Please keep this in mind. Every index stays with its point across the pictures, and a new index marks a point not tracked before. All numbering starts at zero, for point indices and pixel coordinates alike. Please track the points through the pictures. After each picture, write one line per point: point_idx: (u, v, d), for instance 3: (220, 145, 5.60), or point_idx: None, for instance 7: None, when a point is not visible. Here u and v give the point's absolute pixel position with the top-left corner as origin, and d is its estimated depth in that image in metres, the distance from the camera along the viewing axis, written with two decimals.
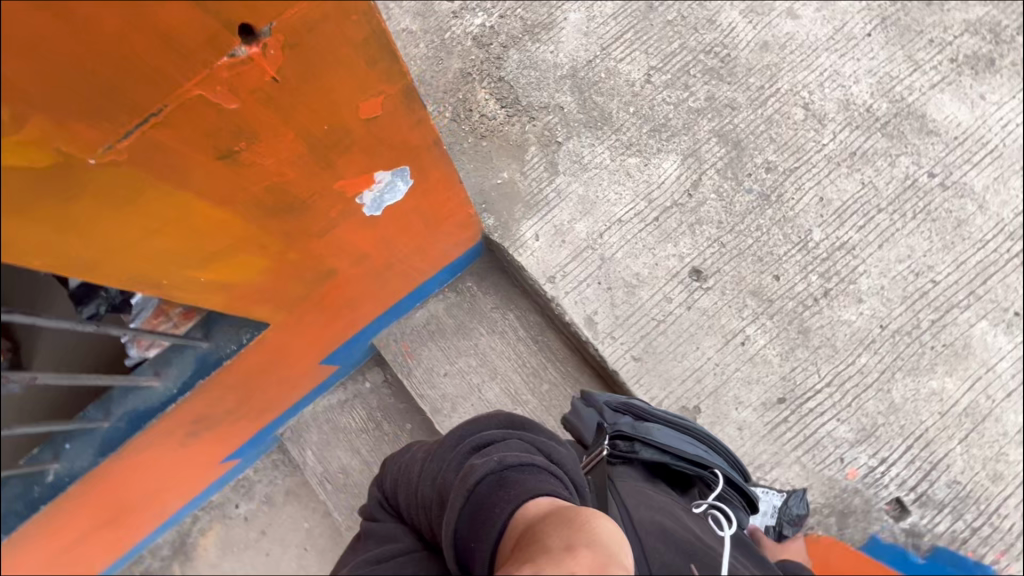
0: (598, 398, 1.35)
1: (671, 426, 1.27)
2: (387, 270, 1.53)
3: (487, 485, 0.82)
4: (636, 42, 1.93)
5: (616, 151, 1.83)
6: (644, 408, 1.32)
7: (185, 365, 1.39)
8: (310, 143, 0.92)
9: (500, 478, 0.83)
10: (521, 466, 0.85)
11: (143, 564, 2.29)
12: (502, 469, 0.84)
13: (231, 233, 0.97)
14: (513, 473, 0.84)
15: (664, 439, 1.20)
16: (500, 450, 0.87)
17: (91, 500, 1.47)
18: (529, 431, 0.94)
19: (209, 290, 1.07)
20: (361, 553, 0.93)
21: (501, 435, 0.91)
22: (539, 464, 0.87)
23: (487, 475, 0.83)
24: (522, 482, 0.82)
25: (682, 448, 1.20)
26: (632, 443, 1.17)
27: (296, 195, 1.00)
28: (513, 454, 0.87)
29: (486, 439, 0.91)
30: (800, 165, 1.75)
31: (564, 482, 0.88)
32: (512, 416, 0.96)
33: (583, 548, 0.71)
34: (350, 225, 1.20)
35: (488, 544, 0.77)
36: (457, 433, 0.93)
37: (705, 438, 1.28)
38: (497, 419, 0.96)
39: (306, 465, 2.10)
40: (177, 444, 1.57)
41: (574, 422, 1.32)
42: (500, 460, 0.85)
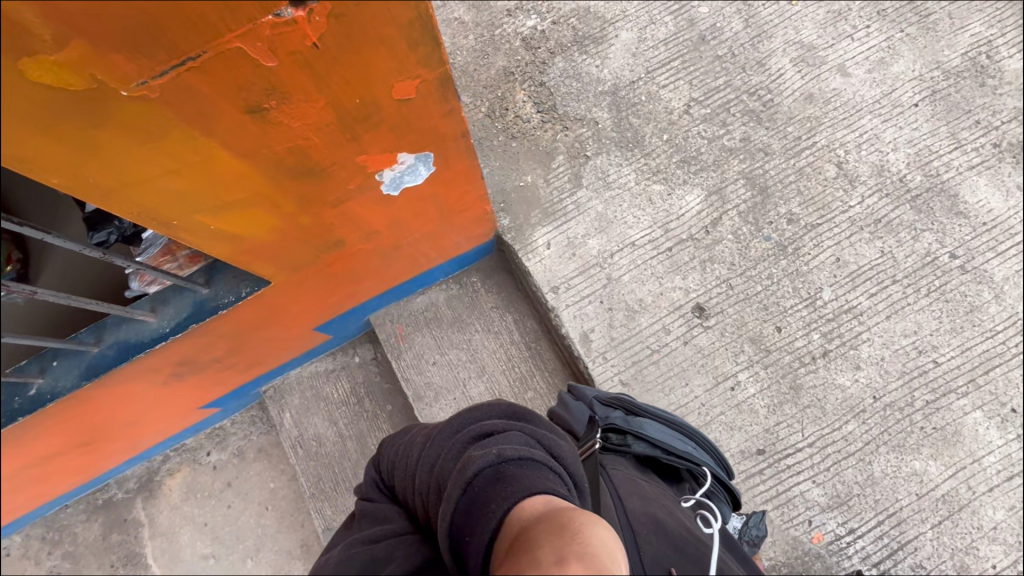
0: (586, 392, 1.28)
1: (661, 421, 1.19)
2: (396, 250, 1.54)
3: (484, 479, 0.78)
4: (682, 71, 1.92)
5: (642, 175, 1.83)
6: (635, 402, 1.23)
7: (181, 307, 1.41)
8: (339, 113, 0.93)
9: (496, 472, 0.78)
10: (520, 460, 0.80)
11: (109, 493, 2.33)
12: (500, 462, 0.79)
13: (248, 187, 0.98)
14: (512, 468, 0.79)
15: (656, 433, 1.13)
16: (500, 441, 0.82)
17: (63, 421, 1.48)
18: (530, 421, 0.88)
19: (217, 238, 1.08)
20: (354, 532, 0.89)
21: (502, 426, 0.85)
22: (540, 459, 0.82)
23: (485, 468, 0.79)
24: (519, 478, 0.78)
25: (673, 445, 1.13)
26: (624, 436, 1.11)
27: (317, 161, 1.01)
28: (513, 447, 0.82)
29: (486, 428, 0.85)
30: (823, 223, 1.73)
31: (564, 478, 0.83)
32: (515, 405, 0.90)
33: (574, 562, 0.67)
34: (365, 199, 1.21)
35: (483, 539, 0.74)
36: (458, 419, 0.88)
37: (693, 433, 1.20)
38: (498, 405, 0.90)
39: (282, 427, 2.11)
40: (160, 381, 1.59)
41: (562, 414, 1.24)
42: (499, 453, 0.80)
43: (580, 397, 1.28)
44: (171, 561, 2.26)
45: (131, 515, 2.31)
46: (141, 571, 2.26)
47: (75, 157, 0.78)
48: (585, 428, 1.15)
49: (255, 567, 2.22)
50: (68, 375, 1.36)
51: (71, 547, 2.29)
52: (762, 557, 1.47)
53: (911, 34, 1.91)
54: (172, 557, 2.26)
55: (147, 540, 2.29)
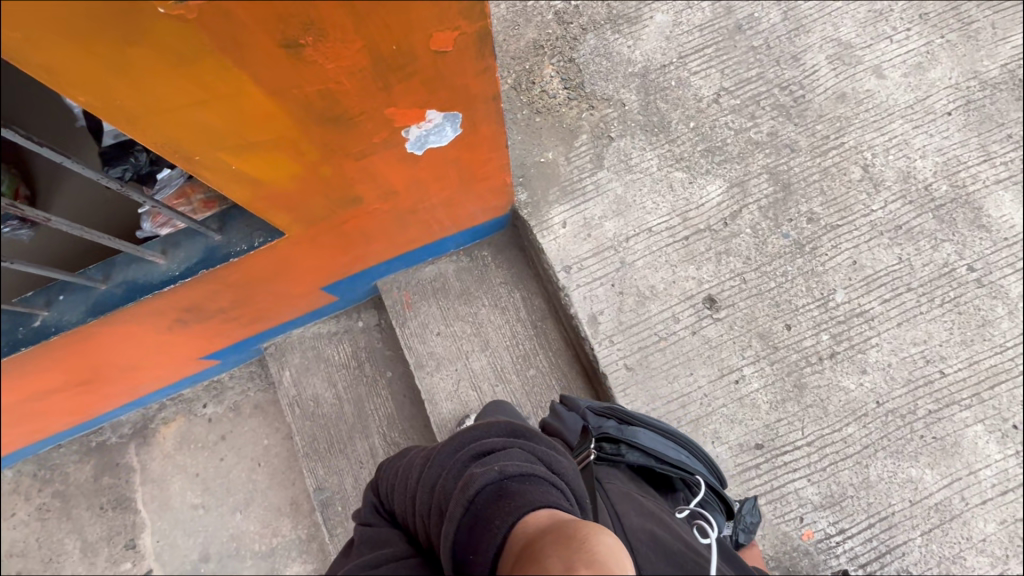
0: (578, 402, 1.30)
1: (654, 428, 1.23)
2: (411, 214, 1.53)
3: (486, 496, 0.81)
4: (715, 59, 1.89)
5: (665, 161, 1.80)
6: (628, 410, 1.26)
7: (192, 251, 1.38)
8: (374, 58, 0.90)
9: (499, 488, 0.81)
10: (522, 476, 0.83)
11: (103, 436, 2.34)
12: (502, 479, 0.82)
13: (274, 128, 0.96)
14: (514, 484, 0.82)
15: (649, 441, 1.17)
16: (501, 459, 0.86)
17: (65, 355, 1.50)
18: (530, 439, 0.91)
19: (237, 179, 1.06)
20: (354, 558, 0.94)
21: (502, 443, 0.89)
22: (541, 475, 0.85)
23: (487, 485, 0.81)
24: (523, 492, 0.81)
25: (665, 452, 1.18)
26: (618, 445, 1.16)
27: (346, 108, 0.98)
28: (514, 464, 0.85)
29: (486, 447, 0.88)
30: (843, 224, 1.71)
31: (565, 493, 0.86)
32: (513, 424, 0.93)
33: (583, 568, 0.69)
34: (388, 155, 1.19)
35: (488, 556, 0.76)
36: (456, 438, 0.90)
37: (687, 441, 1.24)
38: (496, 424, 0.93)
39: (280, 384, 2.12)
40: (164, 326, 1.59)
41: (554, 424, 1.24)
42: (501, 470, 0.83)
43: (573, 408, 1.30)
44: (161, 508, 2.28)
45: (123, 460, 2.32)
46: (130, 515, 2.28)
47: (102, 70, 0.75)
48: (579, 438, 1.17)
49: (244, 520, 2.24)
50: (73, 310, 1.37)
51: (62, 486, 2.31)
52: None
53: (952, 41, 1.87)
54: (161, 504, 2.28)
55: (138, 486, 2.30)
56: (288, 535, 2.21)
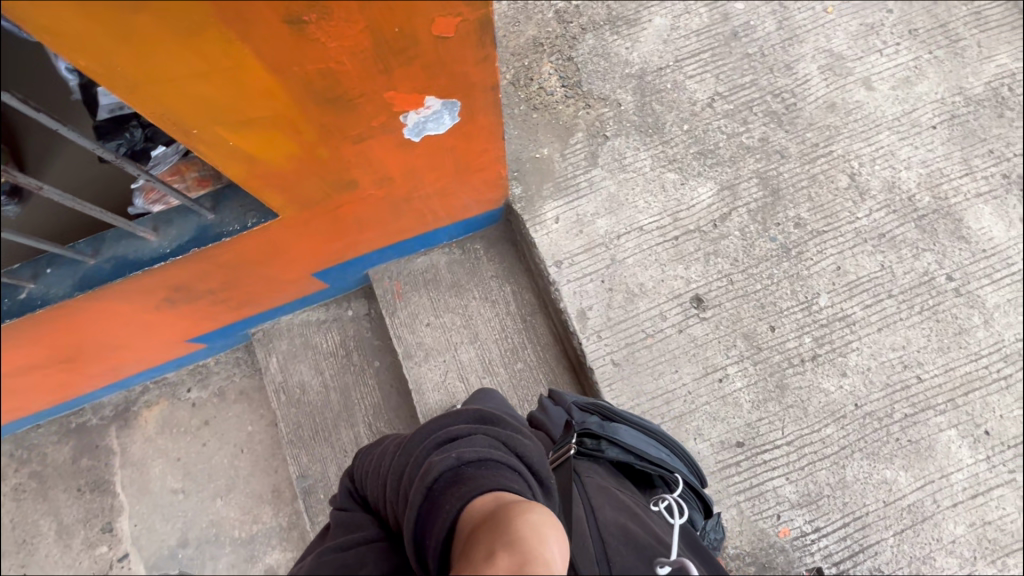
0: (566, 396, 1.35)
1: (636, 425, 1.23)
2: (406, 202, 1.54)
3: (442, 482, 0.82)
4: (710, 64, 1.92)
5: (658, 162, 1.83)
6: (613, 407, 1.26)
7: (184, 229, 1.39)
8: (376, 41, 0.91)
9: (455, 473, 0.82)
10: (479, 462, 0.84)
11: (84, 418, 2.32)
12: (459, 465, 0.83)
13: (274, 106, 0.97)
14: (470, 469, 0.83)
15: (630, 438, 1.17)
16: (461, 446, 0.87)
17: (49, 330, 1.49)
18: (496, 425, 0.93)
19: (234, 156, 1.07)
20: (328, 541, 0.95)
21: (467, 430, 0.90)
22: (499, 459, 0.85)
23: (444, 471, 0.83)
24: (475, 477, 0.82)
25: (648, 450, 1.18)
26: (599, 441, 1.14)
27: (346, 90, 1.00)
28: (474, 450, 0.86)
29: (450, 433, 0.90)
30: (829, 230, 1.75)
31: (526, 476, 0.86)
32: (481, 410, 0.94)
33: (503, 552, 0.69)
34: (385, 140, 1.21)
35: (438, 540, 0.77)
36: (424, 426, 0.92)
37: (669, 440, 1.24)
38: (465, 411, 0.94)
39: (267, 370, 2.11)
40: (152, 305, 1.59)
41: (542, 418, 1.32)
42: (458, 456, 0.84)
43: (561, 401, 1.37)
44: (140, 492, 2.25)
45: (103, 442, 2.30)
46: (108, 498, 2.25)
47: (104, 35, 0.76)
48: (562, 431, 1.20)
49: (224, 506, 2.22)
50: (62, 283, 1.36)
51: (39, 467, 2.28)
52: (728, 545, 1.51)
53: (939, 57, 1.92)
54: (140, 488, 2.26)
55: (117, 469, 2.28)
56: (268, 523, 2.20)
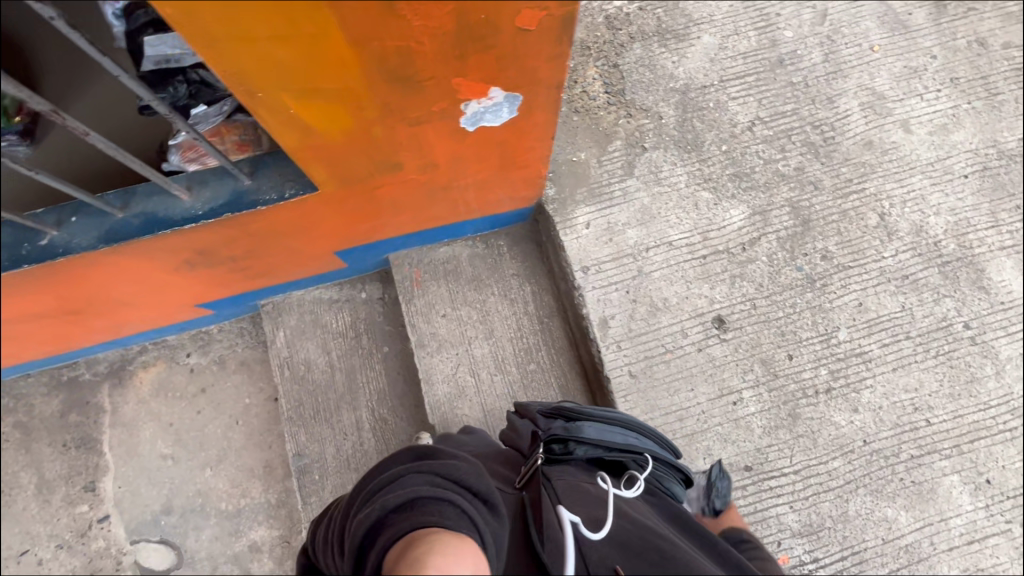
0: (530, 408, 1.43)
1: (600, 419, 1.34)
2: (443, 190, 1.52)
3: (366, 534, 0.83)
4: (754, 88, 1.92)
5: (693, 179, 1.83)
6: (573, 407, 1.38)
7: (219, 192, 1.35)
8: (459, 25, 0.90)
9: (380, 521, 0.83)
10: (402, 504, 0.84)
11: (76, 372, 2.26)
12: (382, 513, 0.84)
13: (343, 79, 0.95)
14: (393, 514, 0.83)
15: (595, 433, 1.28)
16: (387, 491, 0.87)
17: (66, 279, 1.45)
18: (432, 457, 0.92)
19: (291, 124, 1.04)
20: None
21: (396, 472, 0.90)
22: (424, 495, 0.85)
23: (365, 523, 0.83)
24: (392, 525, 0.82)
25: (614, 440, 1.29)
26: (566, 444, 1.25)
27: (418, 70, 0.98)
28: (395, 493, 0.85)
29: (379, 480, 0.90)
30: (854, 266, 1.77)
31: (458, 499, 0.86)
32: (414, 447, 0.94)
33: None
34: (441, 127, 1.19)
35: None
36: (357, 482, 0.94)
37: (635, 424, 1.36)
38: (400, 450, 0.95)
39: (273, 344, 2.08)
40: (172, 266, 1.55)
41: (511, 434, 1.40)
42: (381, 505, 0.84)
43: (526, 413, 1.44)
44: (128, 454, 2.21)
45: (95, 399, 2.24)
46: (94, 457, 2.20)
47: None
48: (530, 443, 1.31)
49: (213, 477, 2.18)
50: (86, 234, 1.32)
51: (25, 418, 2.22)
52: None
53: (977, 108, 1.94)
54: (129, 450, 2.21)
55: (107, 428, 2.23)
56: (257, 498, 2.16)
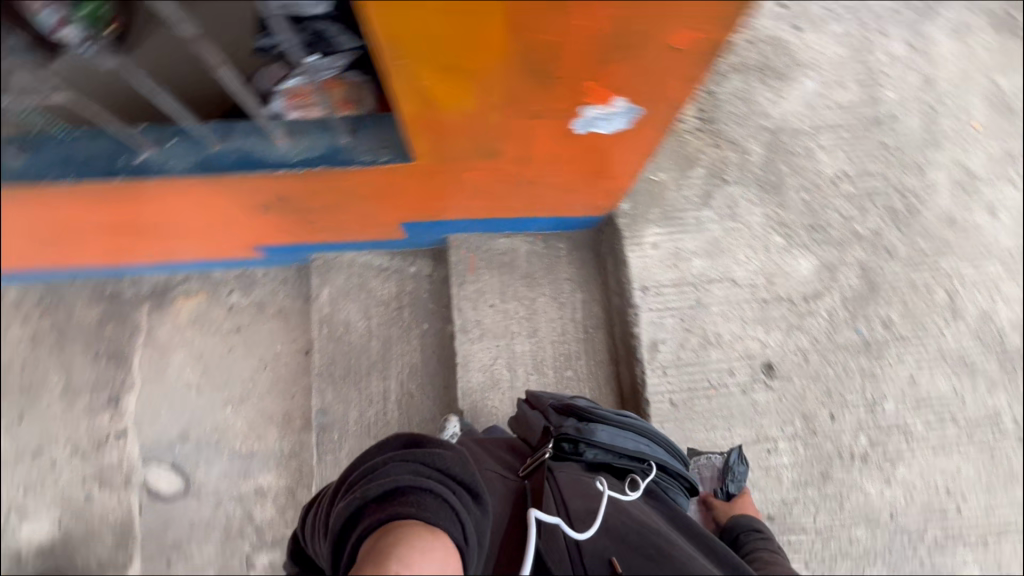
0: (543, 401, 1.49)
1: (615, 422, 1.37)
2: (527, 183, 1.53)
3: (349, 519, 0.92)
4: (846, 143, 1.89)
5: (768, 222, 1.81)
6: (587, 407, 1.40)
7: (315, 144, 1.35)
8: (614, 34, 0.90)
9: (361, 508, 0.92)
10: (383, 493, 0.92)
11: (120, 287, 2.29)
12: (363, 501, 0.92)
13: (485, 64, 0.96)
14: (373, 503, 0.92)
15: (607, 437, 1.32)
16: (371, 479, 0.95)
17: (149, 199, 1.48)
18: (417, 446, 1.00)
19: (418, 96, 1.06)
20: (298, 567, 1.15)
21: (382, 460, 0.98)
22: (405, 485, 0.93)
23: (348, 509, 0.92)
24: (370, 514, 0.91)
25: (625, 445, 1.33)
26: (576, 444, 1.31)
27: (557, 68, 0.99)
28: (376, 483, 0.93)
29: (366, 467, 0.99)
30: (913, 340, 1.74)
31: (440, 488, 0.94)
32: (402, 436, 1.02)
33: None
34: (553, 125, 1.20)
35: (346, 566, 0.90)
36: (347, 467, 1.03)
37: (647, 430, 1.40)
38: (392, 438, 1.02)
39: (317, 299, 2.11)
40: (249, 205, 1.58)
41: (522, 423, 1.47)
42: (361, 495, 0.93)
43: (538, 405, 1.50)
44: (155, 376, 2.24)
45: (133, 316, 2.28)
46: (122, 372, 2.24)
47: None
48: (542, 436, 1.35)
49: (232, 415, 2.21)
50: (181, 158, 1.34)
51: (64, 321, 2.26)
52: None
53: None
54: (157, 372, 2.24)
55: (139, 347, 2.26)
56: (271, 444, 2.19)
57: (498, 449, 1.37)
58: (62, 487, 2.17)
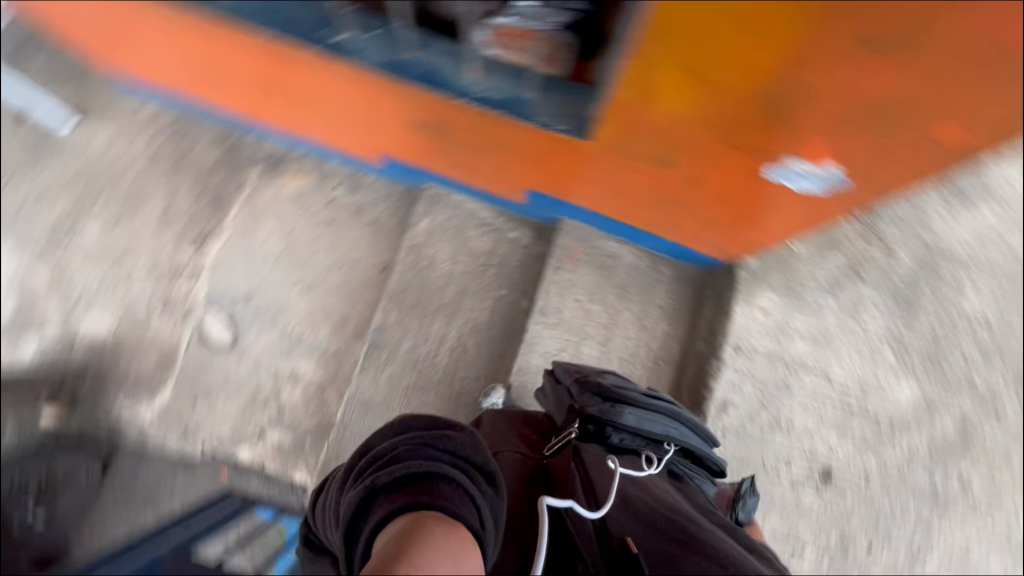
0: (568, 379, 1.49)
1: (640, 406, 1.37)
2: (676, 204, 1.49)
3: (360, 507, 0.86)
4: (1001, 290, 1.76)
5: (886, 335, 1.72)
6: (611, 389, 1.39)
7: (502, 87, 1.33)
8: (881, 100, 0.86)
9: (371, 495, 0.86)
10: (394, 480, 0.86)
11: (243, 141, 2.36)
12: (373, 488, 0.86)
13: (731, 84, 0.93)
14: (384, 491, 0.85)
15: (633, 421, 1.31)
16: (381, 467, 0.89)
17: (325, 77, 1.52)
18: (422, 429, 0.94)
19: (641, 89, 1.03)
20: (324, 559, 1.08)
21: (391, 445, 0.92)
22: (416, 468, 0.86)
23: (358, 498, 0.87)
24: (382, 503, 0.84)
25: (652, 428, 1.33)
26: (602, 426, 1.29)
27: (797, 113, 0.95)
28: (387, 471, 0.87)
29: (376, 455, 0.93)
30: (984, 511, 1.66)
31: (453, 472, 0.87)
32: (406, 420, 0.97)
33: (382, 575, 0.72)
34: (747, 161, 1.16)
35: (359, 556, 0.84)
36: (358, 457, 0.98)
37: (669, 412, 1.40)
38: (394, 425, 0.97)
39: (416, 227, 2.15)
40: (406, 117, 1.60)
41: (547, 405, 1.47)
42: (371, 482, 0.87)
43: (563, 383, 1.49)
44: (244, 234, 2.32)
45: (244, 172, 2.35)
46: (216, 218, 2.33)
47: None
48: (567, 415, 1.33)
49: (296, 298, 2.28)
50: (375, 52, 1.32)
51: (182, 151, 2.34)
52: None
53: None
54: (245, 231, 2.32)
55: (239, 202, 2.34)
56: (320, 339, 2.26)
57: (521, 428, 1.35)
58: (128, 296, 2.27)
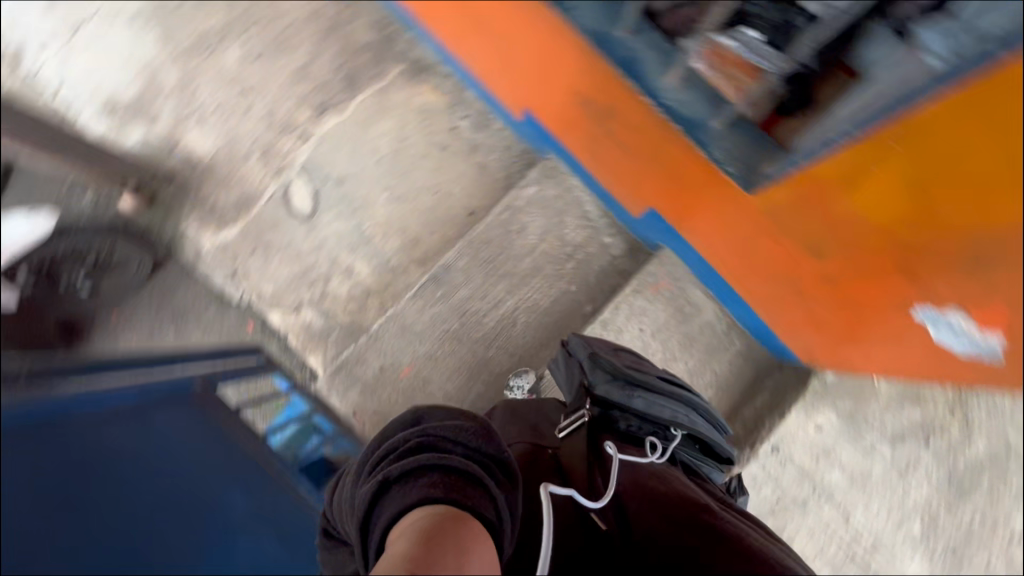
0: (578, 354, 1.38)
1: (650, 387, 1.25)
2: (794, 296, 1.44)
3: (370, 504, 0.70)
4: None
5: (924, 507, 1.66)
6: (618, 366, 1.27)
7: (692, 101, 1.27)
8: None
9: (382, 492, 0.70)
10: (406, 472, 0.71)
11: (399, 34, 2.31)
12: (386, 482, 0.71)
13: (959, 208, 0.90)
14: (397, 484, 0.70)
15: (640, 404, 1.20)
16: (392, 461, 0.74)
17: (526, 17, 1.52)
18: (426, 420, 0.80)
19: (858, 171, 1.00)
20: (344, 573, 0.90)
21: (401, 438, 0.77)
22: (428, 459, 0.72)
23: (366, 494, 0.71)
24: (394, 500, 0.68)
25: (660, 413, 1.21)
26: (609, 409, 1.19)
27: (1003, 270, 0.91)
28: (398, 463, 0.73)
29: (387, 450, 0.78)
30: None
31: (471, 465, 0.73)
32: (409, 415, 0.82)
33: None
34: (903, 293, 1.11)
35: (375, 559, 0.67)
36: (368, 454, 0.83)
37: (680, 394, 1.28)
38: (397, 422, 0.83)
39: (523, 192, 2.13)
40: (576, 90, 1.58)
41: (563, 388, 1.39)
42: (383, 475, 0.72)
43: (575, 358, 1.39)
44: (362, 121, 2.31)
45: (386, 64, 2.30)
46: (342, 95, 2.30)
47: None
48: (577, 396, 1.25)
49: (382, 202, 2.29)
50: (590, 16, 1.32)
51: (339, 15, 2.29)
52: None
53: None
54: (365, 119, 2.31)
55: (370, 90, 2.30)
56: (387, 249, 2.28)
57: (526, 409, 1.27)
58: (233, 129, 2.28)
